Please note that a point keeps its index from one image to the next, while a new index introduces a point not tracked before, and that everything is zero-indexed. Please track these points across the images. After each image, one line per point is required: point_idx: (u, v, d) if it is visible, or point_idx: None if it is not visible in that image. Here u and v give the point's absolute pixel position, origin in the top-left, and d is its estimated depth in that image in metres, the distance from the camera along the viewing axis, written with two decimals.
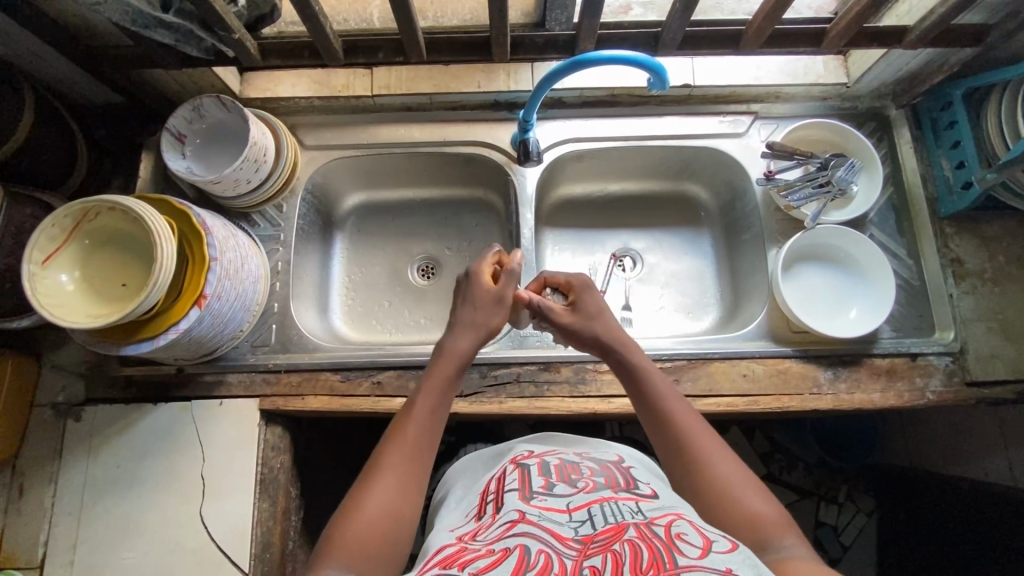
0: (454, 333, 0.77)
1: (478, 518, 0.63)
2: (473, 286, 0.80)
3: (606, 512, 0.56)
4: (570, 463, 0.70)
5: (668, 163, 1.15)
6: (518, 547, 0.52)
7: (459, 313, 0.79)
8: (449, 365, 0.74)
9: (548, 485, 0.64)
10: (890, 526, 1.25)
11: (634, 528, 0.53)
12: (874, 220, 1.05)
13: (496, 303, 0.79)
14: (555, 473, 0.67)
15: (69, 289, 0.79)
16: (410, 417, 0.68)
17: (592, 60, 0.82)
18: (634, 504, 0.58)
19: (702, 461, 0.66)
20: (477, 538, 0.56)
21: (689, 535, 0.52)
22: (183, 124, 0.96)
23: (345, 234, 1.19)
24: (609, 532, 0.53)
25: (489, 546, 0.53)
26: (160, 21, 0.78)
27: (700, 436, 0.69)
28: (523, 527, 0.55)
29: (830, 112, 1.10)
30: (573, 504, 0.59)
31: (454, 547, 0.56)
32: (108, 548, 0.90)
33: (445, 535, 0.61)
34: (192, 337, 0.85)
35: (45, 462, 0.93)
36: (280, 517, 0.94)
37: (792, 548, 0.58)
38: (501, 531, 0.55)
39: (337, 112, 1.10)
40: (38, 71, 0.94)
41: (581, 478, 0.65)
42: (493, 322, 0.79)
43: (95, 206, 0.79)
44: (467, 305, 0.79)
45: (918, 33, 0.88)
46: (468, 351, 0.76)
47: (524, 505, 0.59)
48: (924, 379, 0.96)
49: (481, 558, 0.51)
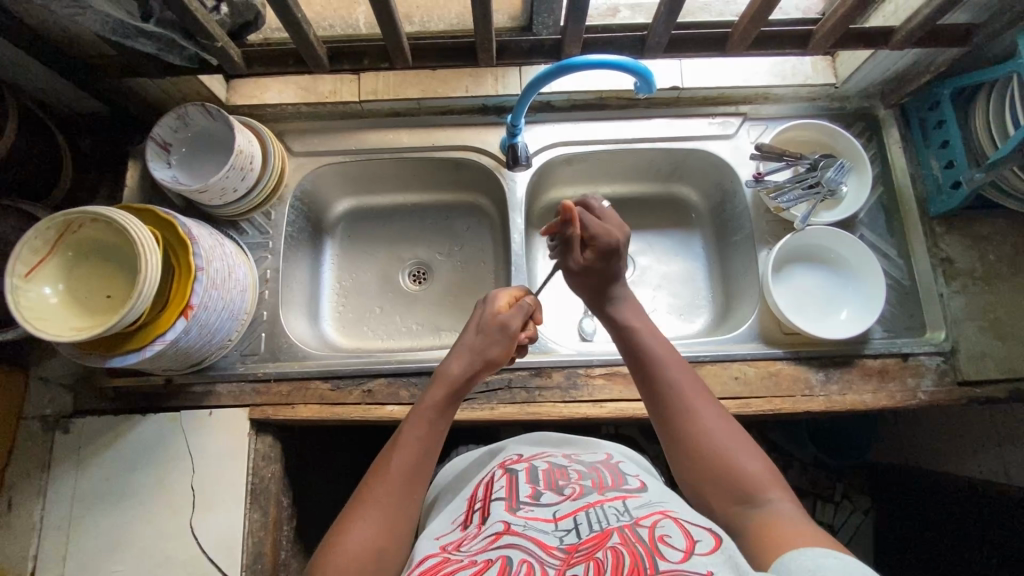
0: (450, 357, 0.76)
1: (464, 527, 0.62)
2: (485, 310, 0.80)
3: (592, 519, 0.56)
4: (557, 467, 0.69)
5: (658, 165, 1.15)
6: (501, 558, 0.52)
7: (463, 338, 0.79)
8: (442, 391, 0.72)
9: (535, 493, 0.63)
10: (885, 524, 1.25)
11: (618, 533, 0.52)
12: (864, 220, 1.05)
13: (501, 332, 0.78)
14: (542, 479, 0.66)
15: (54, 303, 0.78)
16: (398, 446, 0.67)
17: (578, 65, 0.82)
18: (621, 505, 0.58)
19: (689, 415, 0.66)
20: (462, 549, 0.56)
21: (673, 536, 0.51)
22: (168, 132, 0.95)
23: (336, 240, 1.19)
24: (593, 540, 0.52)
25: (473, 558, 0.54)
26: (139, 30, 0.77)
27: (688, 388, 0.69)
28: (509, 539, 0.55)
29: (819, 113, 1.10)
30: (559, 512, 0.58)
31: (437, 558, 0.56)
32: (99, 561, 0.89)
33: (430, 544, 0.61)
34: (179, 348, 0.84)
35: (32, 475, 0.92)
36: (272, 527, 0.93)
37: (779, 501, 0.59)
38: (485, 544, 0.55)
39: (324, 118, 1.10)
40: (20, 81, 0.93)
41: (568, 484, 0.64)
42: (490, 352, 0.76)
43: (78, 218, 0.78)
44: (473, 329, 0.79)
45: (905, 34, 0.88)
46: (462, 377, 0.74)
47: (509, 516, 0.58)
48: (916, 379, 0.96)
49: (464, 570, 0.52)
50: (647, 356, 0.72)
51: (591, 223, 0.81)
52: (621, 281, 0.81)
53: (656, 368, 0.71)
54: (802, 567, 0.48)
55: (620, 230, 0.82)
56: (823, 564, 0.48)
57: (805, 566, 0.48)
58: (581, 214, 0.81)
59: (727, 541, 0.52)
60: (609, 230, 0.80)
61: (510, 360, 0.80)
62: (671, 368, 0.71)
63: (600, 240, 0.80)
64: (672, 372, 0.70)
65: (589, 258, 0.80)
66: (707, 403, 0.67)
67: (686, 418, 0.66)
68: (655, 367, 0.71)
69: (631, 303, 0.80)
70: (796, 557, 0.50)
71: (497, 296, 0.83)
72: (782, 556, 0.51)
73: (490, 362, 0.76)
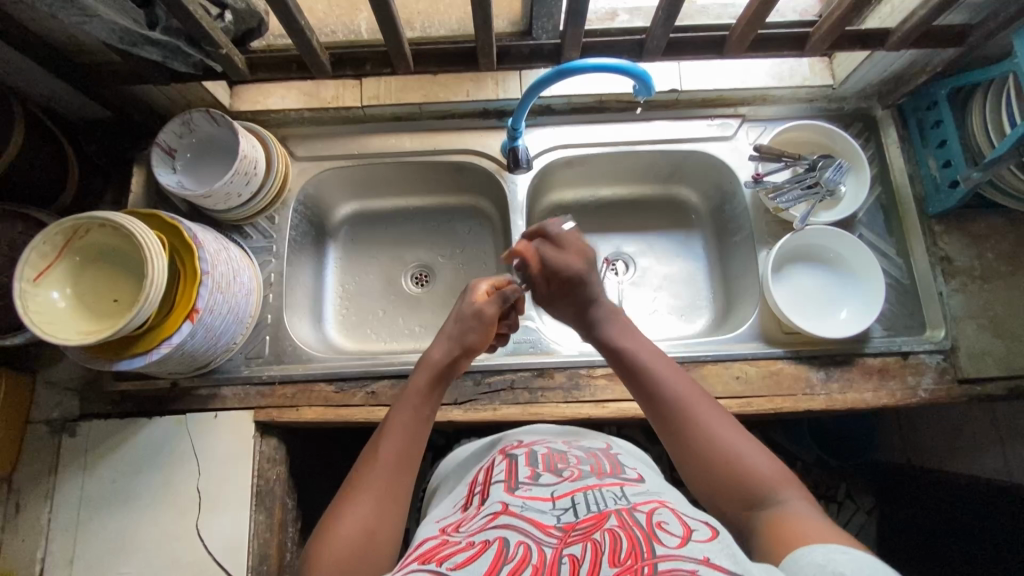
0: (432, 344, 0.79)
1: (464, 507, 0.63)
2: (463, 301, 0.83)
3: (590, 500, 0.57)
4: (557, 452, 0.71)
5: (657, 167, 1.16)
6: (498, 540, 0.52)
7: (445, 327, 0.81)
8: (425, 373, 0.75)
9: (534, 475, 0.64)
10: (887, 522, 1.25)
11: (616, 517, 0.53)
12: (863, 220, 1.06)
13: (477, 320, 0.81)
14: (542, 462, 0.67)
15: (62, 306, 0.79)
16: (386, 432, 0.68)
17: (578, 69, 0.83)
18: (619, 490, 0.59)
19: (692, 421, 0.67)
20: (460, 529, 0.57)
21: (670, 523, 0.52)
22: (173, 138, 0.97)
23: (339, 244, 1.20)
24: (590, 521, 0.53)
25: (469, 538, 0.53)
26: (146, 38, 0.79)
27: (689, 395, 0.69)
28: (506, 520, 0.55)
29: (817, 114, 1.11)
30: (557, 493, 0.59)
31: (435, 539, 0.56)
32: (107, 563, 0.90)
33: (431, 525, 0.62)
34: (185, 351, 0.86)
35: (40, 478, 0.93)
36: (277, 529, 0.95)
37: (793, 499, 0.59)
38: (483, 522, 0.56)
39: (326, 123, 1.11)
40: (27, 89, 0.94)
41: (567, 467, 0.66)
42: (469, 338, 0.79)
43: (86, 223, 0.79)
44: (452, 318, 0.82)
45: (900, 36, 0.89)
46: (443, 360, 0.76)
47: (509, 497, 0.59)
48: (916, 377, 0.97)
49: (460, 552, 0.51)
50: (643, 369, 0.73)
51: (548, 254, 0.88)
52: (598, 301, 0.84)
53: (654, 379, 0.72)
54: (814, 562, 0.49)
55: (581, 257, 0.87)
56: (834, 558, 0.48)
57: (816, 562, 0.49)
58: (538, 247, 0.89)
59: (723, 532, 0.52)
60: (568, 258, 0.87)
61: (488, 349, 0.82)
62: (669, 377, 0.72)
63: (558, 270, 0.86)
64: (667, 382, 0.71)
65: (553, 288, 0.87)
66: (707, 407, 0.68)
67: (688, 426, 0.67)
68: (652, 378, 0.72)
69: (617, 320, 0.82)
70: (809, 552, 0.51)
71: (479, 284, 0.86)
72: (793, 552, 0.52)
73: (469, 349, 0.79)
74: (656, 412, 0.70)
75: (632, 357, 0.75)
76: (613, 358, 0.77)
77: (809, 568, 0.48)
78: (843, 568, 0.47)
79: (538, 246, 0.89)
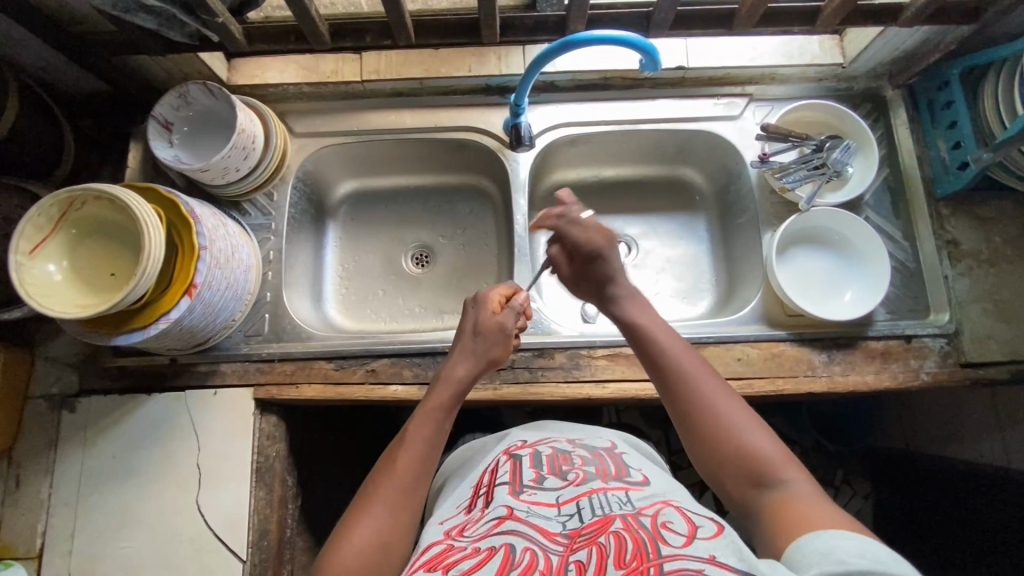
0: (454, 358, 0.77)
1: (468, 511, 0.63)
2: (479, 312, 0.81)
3: (594, 504, 0.57)
4: (561, 453, 0.70)
5: (662, 147, 1.14)
6: (503, 546, 0.53)
7: (461, 341, 0.79)
8: (446, 391, 0.73)
9: (538, 479, 0.64)
10: (884, 506, 1.25)
11: (620, 519, 0.53)
12: (869, 202, 1.05)
13: (498, 331, 0.79)
14: (546, 465, 0.67)
15: (58, 279, 0.78)
16: (402, 447, 0.67)
17: (583, 41, 0.81)
18: (624, 494, 0.59)
19: (695, 397, 0.67)
20: (465, 534, 0.57)
21: (675, 523, 0.52)
22: (170, 112, 0.95)
23: (338, 223, 1.18)
24: (595, 525, 0.53)
25: (475, 544, 0.54)
26: (140, 5, 0.77)
27: (694, 369, 0.69)
28: (511, 525, 0.56)
29: (826, 93, 1.09)
30: (561, 497, 0.60)
31: (441, 545, 0.56)
32: (107, 539, 0.90)
33: (436, 528, 0.62)
34: (183, 326, 0.85)
35: (40, 453, 0.93)
36: (277, 505, 0.95)
37: (794, 482, 0.59)
38: (488, 528, 0.56)
39: (325, 99, 1.09)
40: (20, 59, 0.92)
41: (571, 469, 0.65)
42: (492, 351, 0.78)
43: (82, 195, 0.78)
44: (470, 332, 0.79)
45: (913, 11, 0.86)
46: (466, 377, 0.75)
47: (513, 501, 0.60)
48: (919, 360, 0.96)
49: (466, 558, 0.52)
50: (653, 348, 0.72)
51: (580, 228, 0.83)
52: (619, 279, 0.81)
53: (664, 357, 0.71)
54: (818, 550, 0.50)
55: (602, 232, 0.83)
56: (839, 545, 0.49)
57: (820, 549, 0.50)
58: (563, 226, 0.84)
59: (728, 528, 0.53)
60: (590, 235, 0.83)
61: (510, 358, 0.81)
62: (673, 351, 0.71)
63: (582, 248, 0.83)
64: (677, 356, 0.71)
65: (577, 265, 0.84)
66: (713, 383, 0.68)
67: (694, 404, 0.66)
68: (663, 363, 0.71)
69: (636, 297, 0.80)
70: (813, 539, 0.51)
71: (487, 294, 0.83)
72: (797, 539, 0.52)
73: (491, 362, 0.78)
74: (661, 387, 0.70)
75: (643, 330, 0.75)
76: (626, 330, 0.76)
77: (816, 546, 0.50)
78: (847, 556, 0.48)
79: (562, 216, 0.84)
